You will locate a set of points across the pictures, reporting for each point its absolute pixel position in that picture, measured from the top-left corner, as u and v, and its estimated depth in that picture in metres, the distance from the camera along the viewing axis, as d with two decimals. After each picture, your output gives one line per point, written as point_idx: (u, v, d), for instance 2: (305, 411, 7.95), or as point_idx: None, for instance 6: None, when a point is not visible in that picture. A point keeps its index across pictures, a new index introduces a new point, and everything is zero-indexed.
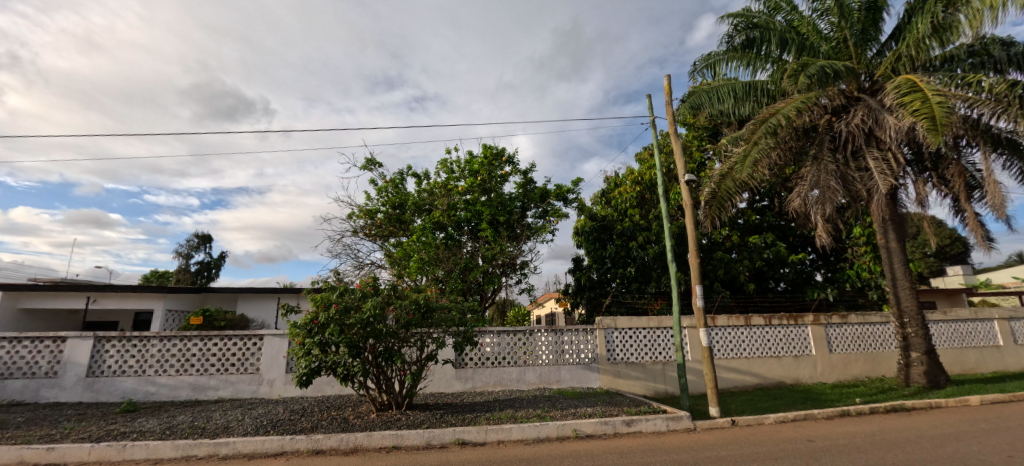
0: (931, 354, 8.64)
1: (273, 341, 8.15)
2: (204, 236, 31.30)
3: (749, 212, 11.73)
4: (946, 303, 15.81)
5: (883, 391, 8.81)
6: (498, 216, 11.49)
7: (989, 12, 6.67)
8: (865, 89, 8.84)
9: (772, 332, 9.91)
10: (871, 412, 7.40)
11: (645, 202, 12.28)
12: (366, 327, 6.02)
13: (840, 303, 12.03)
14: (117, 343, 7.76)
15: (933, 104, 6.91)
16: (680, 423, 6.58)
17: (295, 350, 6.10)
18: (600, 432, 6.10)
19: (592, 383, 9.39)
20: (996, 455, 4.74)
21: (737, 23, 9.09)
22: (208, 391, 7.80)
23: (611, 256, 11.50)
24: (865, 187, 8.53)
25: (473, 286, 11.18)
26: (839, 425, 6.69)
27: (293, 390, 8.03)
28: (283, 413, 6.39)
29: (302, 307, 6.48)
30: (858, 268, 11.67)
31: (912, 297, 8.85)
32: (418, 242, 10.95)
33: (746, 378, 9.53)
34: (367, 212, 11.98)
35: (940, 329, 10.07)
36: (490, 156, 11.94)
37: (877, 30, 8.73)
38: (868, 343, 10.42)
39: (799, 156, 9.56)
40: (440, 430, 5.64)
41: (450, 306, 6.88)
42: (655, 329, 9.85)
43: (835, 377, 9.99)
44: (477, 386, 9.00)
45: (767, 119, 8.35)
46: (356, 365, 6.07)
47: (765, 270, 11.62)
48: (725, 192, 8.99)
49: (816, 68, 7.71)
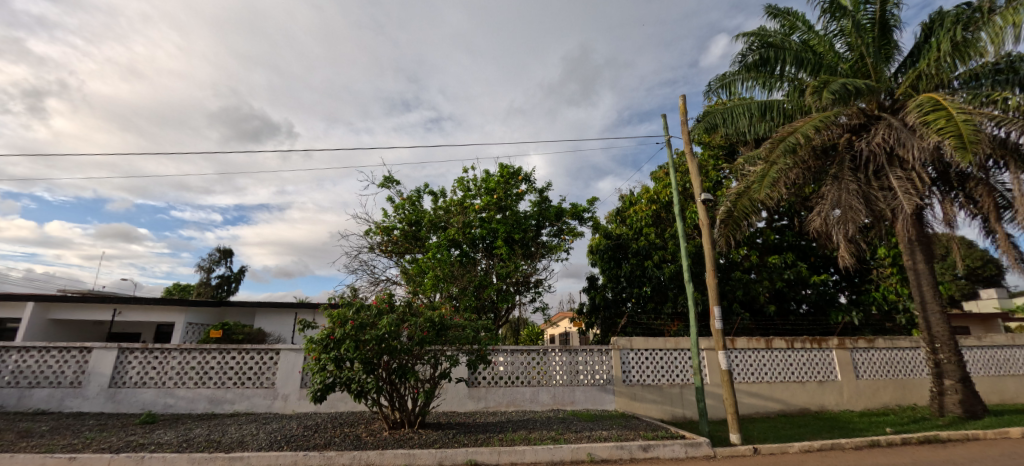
0: (967, 382, 8.23)
1: (289, 356, 8.24)
2: (226, 251, 31.99)
3: (767, 231, 11.53)
4: (981, 329, 15.11)
5: (915, 421, 8.40)
6: (514, 234, 11.47)
7: (1011, 29, 6.88)
8: (886, 108, 8.73)
9: (794, 356, 9.59)
10: (904, 443, 7.06)
11: (661, 221, 12.04)
12: (382, 342, 6.05)
13: (867, 327, 11.60)
14: (139, 354, 7.93)
15: (959, 122, 6.80)
16: (700, 450, 6.37)
17: (311, 364, 6.20)
18: (616, 457, 5.94)
19: (608, 405, 9.19)
20: None
21: (751, 42, 9.18)
22: (224, 404, 7.90)
23: (627, 275, 11.33)
24: (889, 206, 8.33)
25: (487, 303, 11.22)
26: (869, 456, 6.38)
27: (307, 405, 8.07)
28: (297, 428, 6.44)
29: (319, 323, 6.47)
30: (884, 290, 11.20)
31: (942, 321, 8.50)
32: (434, 259, 11.10)
33: (768, 404, 9.21)
34: (384, 229, 12.13)
35: (975, 356, 9.60)
36: (507, 174, 12.05)
37: (893, 50, 8.76)
38: (898, 369, 9.98)
39: (819, 175, 9.42)
40: (453, 449, 5.58)
41: (465, 323, 6.88)
42: (672, 350, 9.67)
43: (863, 405, 9.58)
44: (490, 405, 8.90)
45: (786, 138, 8.31)
46: (370, 381, 6.15)
47: (786, 291, 11.26)
48: (741, 211, 9.01)
49: (838, 85, 7.67)
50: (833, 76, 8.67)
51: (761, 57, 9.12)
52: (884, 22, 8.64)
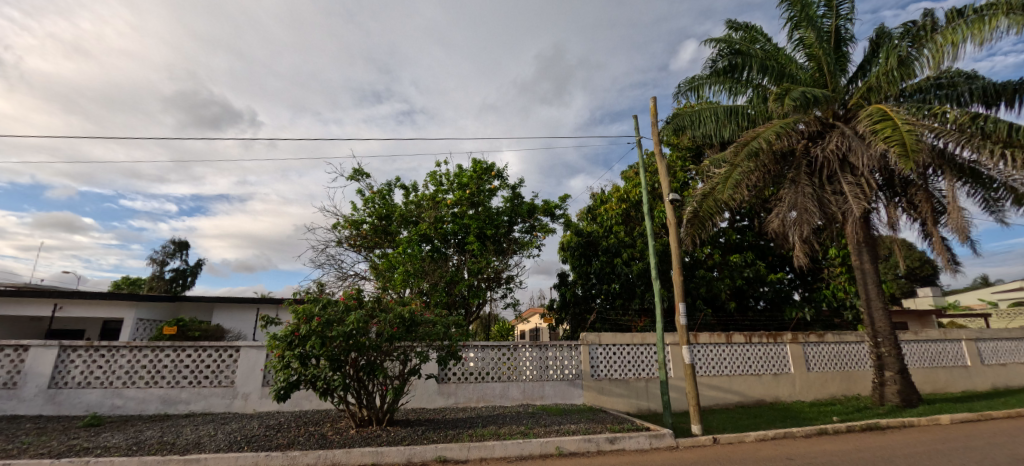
0: (904, 373, 8.92)
1: (250, 353, 7.95)
2: (181, 243, 30.27)
3: (730, 231, 12.02)
4: (917, 324, 16.37)
5: (859, 410, 9.03)
6: (486, 230, 11.44)
7: (950, 48, 7.62)
8: (840, 117, 9.28)
9: (752, 350, 10.09)
10: (848, 430, 7.60)
11: (630, 220, 12.29)
12: (349, 339, 5.92)
13: (818, 322, 12.34)
14: (83, 353, 7.43)
15: (903, 132, 7.32)
16: (663, 441, 6.62)
17: (273, 363, 5.99)
18: (583, 450, 6.10)
19: (576, 399, 9.39)
20: None
21: (720, 49, 9.52)
22: (178, 404, 7.52)
23: (596, 272, 11.54)
24: (840, 209, 8.89)
25: (458, 299, 11.17)
26: (817, 443, 6.84)
27: (269, 404, 7.81)
28: (258, 428, 6.22)
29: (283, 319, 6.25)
30: (834, 288, 11.91)
31: (884, 317, 9.16)
32: (404, 254, 10.96)
33: (727, 396, 9.65)
34: (353, 223, 11.83)
35: (912, 349, 10.39)
36: (480, 170, 11.99)
37: (847, 62, 9.32)
38: (845, 362, 10.68)
39: (778, 179, 9.94)
40: (422, 446, 5.55)
41: (435, 320, 6.87)
42: (639, 345, 9.97)
43: (813, 395, 10.19)
44: (460, 402, 8.91)
45: (749, 142, 8.73)
46: (337, 379, 5.97)
47: (746, 289, 11.79)
48: (706, 212, 9.36)
49: (799, 93, 8.09)
50: (794, 84, 9.14)
51: (728, 63, 9.48)
52: (838, 35, 9.22)
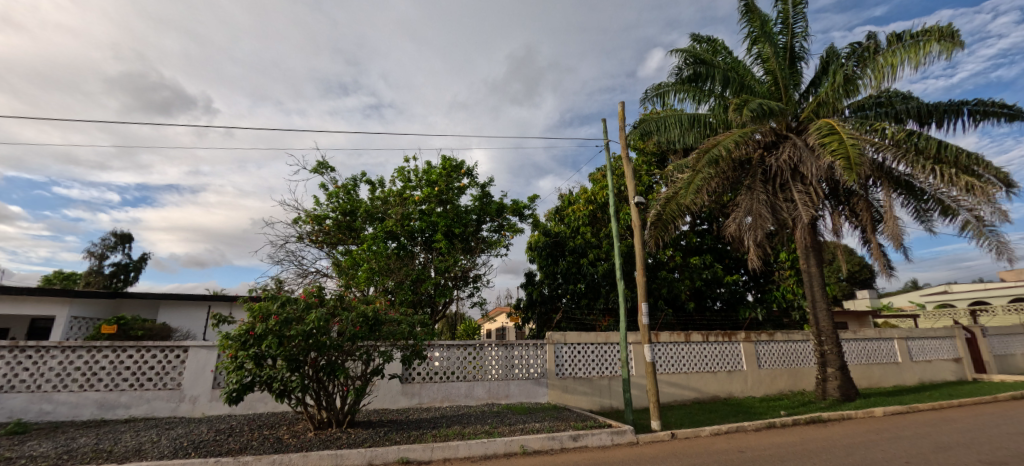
0: (844, 369, 9.59)
1: (200, 354, 7.51)
2: (123, 235, 28.10)
3: (690, 234, 12.51)
4: (856, 324, 17.63)
5: (804, 404, 9.64)
6: (454, 228, 11.33)
7: (890, 69, 8.29)
8: (792, 128, 9.85)
9: (708, 349, 10.54)
10: (794, 423, 8.09)
11: (596, 221, 12.53)
12: (309, 338, 5.73)
13: (768, 322, 13.06)
14: (6, 354, 6.75)
15: (848, 146, 7.88)
16: (624, 437, 6.81)
17: (225, 363, 5.69)
18: (547, 447, 6.17)
19: (540, 398, 9.48)
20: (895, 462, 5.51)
21: (685, 58, 9.89)
22: (117, 409, 6.99)
23: (563, 272, 11.73)
24: (791, 215, 9.46)
25: (424, 298, 11.01)
26: (766, 436, 7.25)
27: (219, 408, 7.41)
28: (207, 433, 5.88)
29: (236, 317, 6.13)
30: (784, 289, 12.63)
31: (827, 317, 9.81)
32: (368, 251, 10.69)
33: (685, 393, 10.03)
34: (315, 218, 11.42)
35: (851, 347, 11.19)
36: (449, 167, 11.87)
37: (800, 78, 9.91)
38: (792, 359, 11.35)
39: (735, 185, 10.43)
40: (384, 448, 5.45)
41: (400, 319, 6.77)
42: (603, 344, 10.19)
43: (763, 391, 10.77)
44: (424, 402, 8.78)
45: (710, 150, 9.13)
46: (295, 380, 5.77)
47: (704, 290, 12.30)
48: (669, 215, 9.70)
49: (756, 105, 8.54)
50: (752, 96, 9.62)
51: (693, 72, 9.86)
52: (792, 51, 9.78)
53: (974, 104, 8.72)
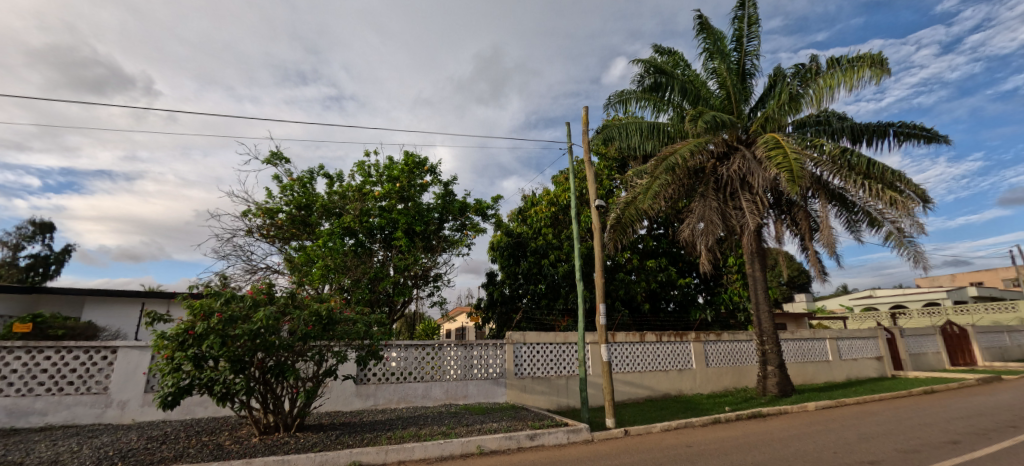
0: (782, 367, 10.28)
1: (130, 355, 6.91)
2: (44, 225, 25.38)
3: (647, 238, 12.98)
4: (793, 325, 18.94)
5: (746, 400, 10.24)
6: (415, 226, 11.12)
7: (828, 91, 9.02)
8: (742, 141, 10.44)
9: (661, 348, 10.96)
10: (737, 418, 8.59)
11: (558, 223, 12.70)
12: (256, 339, 5.41)
13: (717, 323, 13.80)
14: None
15: (791, 159, 8.46)
16: (579, 435, 6.97)
17: (160, 365, 5.29)
18: (503, 447, 6.19)
19: (499, 398, 9.48)
20: (825, 452, 5.98)
21: (647, 68, 10.27)
22: (30, 416, 6.29)
23: (524, 272, 11.84)
24: (739, 223, 10.03)
25: (382, 297, 10.73)
26: (712, 431, 7.65)
27: (152, 413, 6.85)
28: (137, 440, 5.42)
29: (171, 316, 5.70)
30: (731, 292, 13.36)
31: (769, 319, 10.46)
32: (324, 248, 10.29)
33: (638, 391, 10.38)
34: (267, 211, 10.84)
35: (789, 346, 12.01)
36: (411, 163, 11.64)
37: (750, 93, 10.53)
38: (737, 358, 12.02)
39: (690, 193, 10.92)
40: (335, 452, 5.28)
41: (355, 318, 6.54)
42: (561, 344, 10.35)
43: (711, 388, 11.33)
44: (379, 403, 8.54)
45: (667, 157, 9.53)
46: (239, 382, 5.45)
47: (659, 291, 12.80)
48: (628, 219, 10.00)
49: (710, 117, 9.01)
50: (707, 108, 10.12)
51: (654, 81, 10.25)
52: (744, 68, 10.40)
53: (898, 126, 9.64)
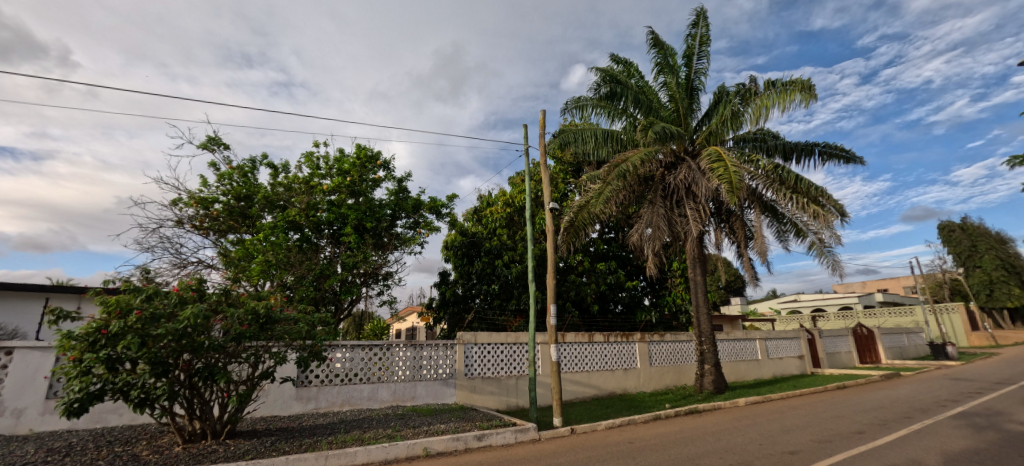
0: (718, 366, 10.96)
1: (29, 357, 6.15)
2: None
3: (598, 241, 13.38)
4: (728, 326, 20.26)
5: (684, 397, 10.83)
6: (365, 222, 10.75)
7: (764, 110, 9.76)
8: (688, 152, 11.02)
9: (608, 348, 11.32)
10: (675, 414, 9.05)
11: (512, 224, 12.77)
12: (182, 339, 5.00)
13: (660, 324, 14.49)
14: None
15: (731, 172, 9.06)
16: (527, 434, 7.05)
17: (67, 369, 4.73)
18: (451, 448, 6.13)
19: (447, 399, 9.37)
20: (753, 444, 6.45)
21: (603, 77, 10.60)
22: None
23: (477, 272, 11.80)
24: (683, 229, 10.58)
25: (328, 295, 10.27)
26: (652, 427, 8.01)
27: (55, 422, 6.11)
28: (34, 454, 4.79)
29: (81, 314, 5.14)
30: (674, 295, 14.05)
31: (707, 321, 11.11)
32: (265, 242, 9.70)
33: (585, 390, 10.66)
34: (201, 201, 10.04)
35: (724, 346, 12.83)
36: (364, 157, 11.25)
37: (697, 107, 11.13)
38: (677, 358, 12.66)
39: (639, 199, 11.38)
40: (270, 459, 4.99)
41: (297, 317, 6.15)
42: (512, 344, 10.42)
43: (653, 386, 11.85)
44: (321, 407, 8.16)
45: (619, 164, 9.89)
46: (161, 386, 5.00)
47: (607, 293, 13.24)
48: (581, 222, 10.25)
49: (659, 128, 9.45)
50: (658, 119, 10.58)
51: (609, 90, 10.60)
52: (692, 83, 10.98)
53: (823, 146, 10.59)
